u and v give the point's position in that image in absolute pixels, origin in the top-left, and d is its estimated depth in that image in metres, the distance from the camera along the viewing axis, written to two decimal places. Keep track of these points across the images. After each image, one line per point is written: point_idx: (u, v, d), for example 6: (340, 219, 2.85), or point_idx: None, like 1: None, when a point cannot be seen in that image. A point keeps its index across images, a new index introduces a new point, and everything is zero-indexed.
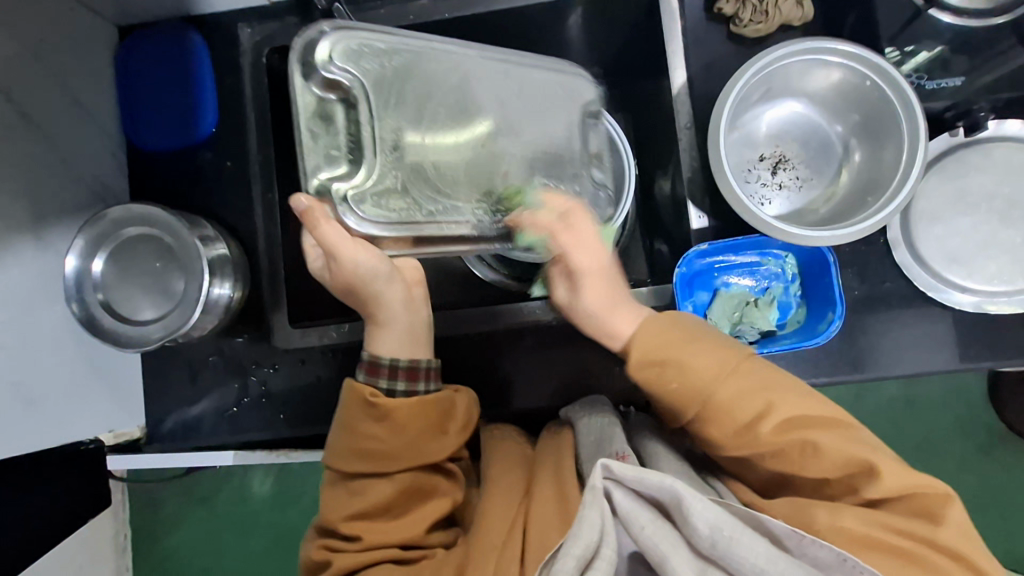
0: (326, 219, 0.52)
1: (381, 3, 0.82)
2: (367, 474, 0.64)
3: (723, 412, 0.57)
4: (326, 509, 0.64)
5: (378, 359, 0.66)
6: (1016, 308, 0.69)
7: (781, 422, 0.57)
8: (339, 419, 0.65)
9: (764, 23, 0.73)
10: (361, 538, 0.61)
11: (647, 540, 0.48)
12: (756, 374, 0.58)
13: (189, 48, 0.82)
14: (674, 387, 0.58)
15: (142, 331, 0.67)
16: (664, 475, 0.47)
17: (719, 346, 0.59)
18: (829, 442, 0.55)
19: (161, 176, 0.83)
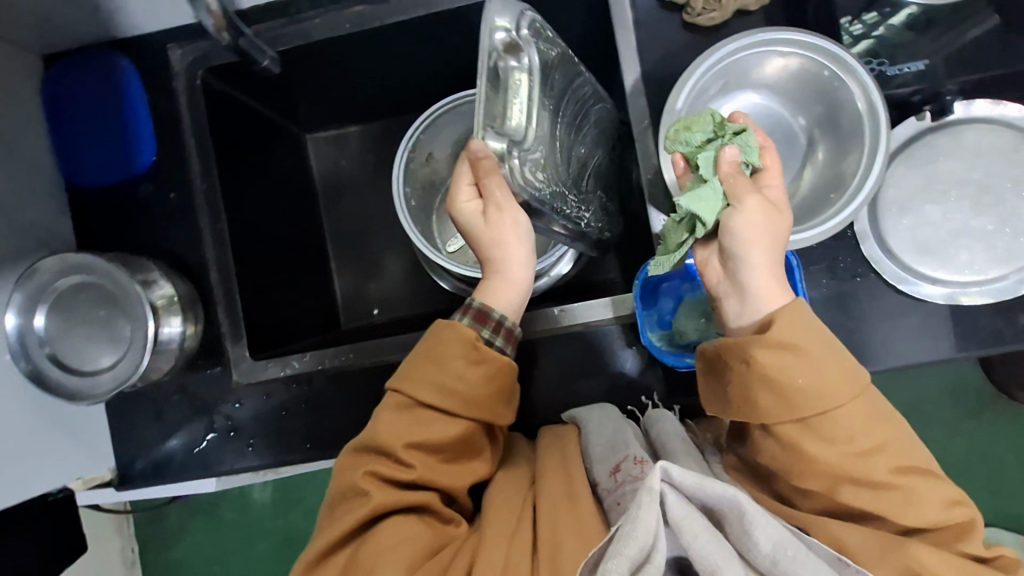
0: (494, 170, 0.55)
1: (317, 12, 0.78)
2: (436, 408, 0.64)
3: (836, 431, 0.55)
4: (382, 431, 0.63)
5: (489, 310, 0.66)
6: (991, 299, 0.65)
7: (891, 459, 0.56)
8: (428, 350, 0.65)
9: (718, 11, 0.69)
10: (414, 469, 0.62)
11: (701, 550, 0.48)
12: (871, 408, 0.57)
13: (120, 74, 0.78)
14: (798, 395, 0.55)
15: (91, 381, 0.65)
16: (727, 485, 0.49)
17: (855, 368, 0.56)
18: (927, 490, 0.55)
19: (103, 210, 0.80)
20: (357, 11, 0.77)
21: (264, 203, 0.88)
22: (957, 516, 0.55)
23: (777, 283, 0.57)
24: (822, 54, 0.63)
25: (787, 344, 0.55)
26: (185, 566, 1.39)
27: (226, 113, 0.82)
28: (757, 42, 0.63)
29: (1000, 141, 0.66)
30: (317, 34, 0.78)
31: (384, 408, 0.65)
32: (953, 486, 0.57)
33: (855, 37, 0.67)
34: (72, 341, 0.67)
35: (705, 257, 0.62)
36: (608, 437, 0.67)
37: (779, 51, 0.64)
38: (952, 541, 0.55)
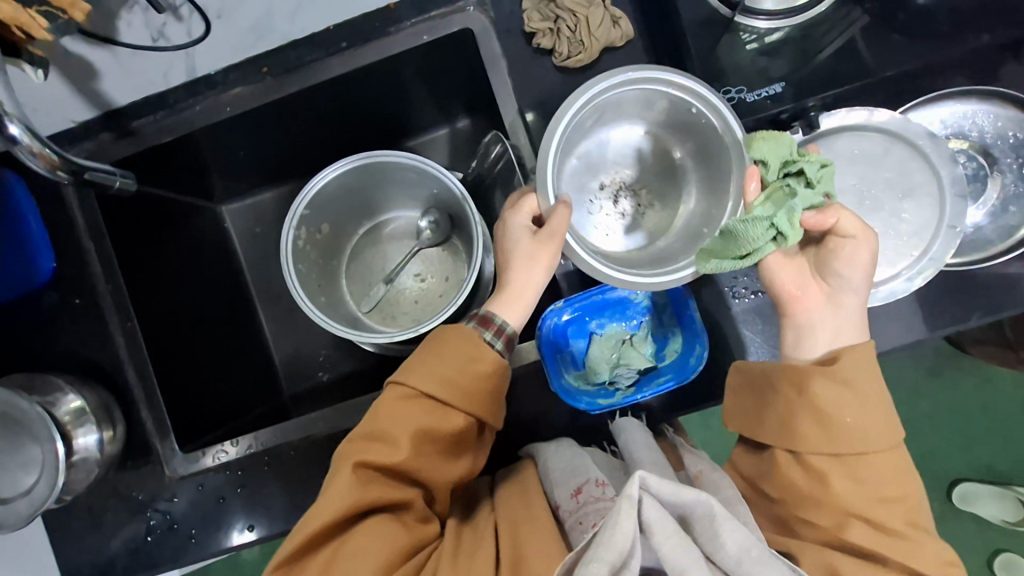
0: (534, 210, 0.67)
1: (194, 100, 0.77)
2: (437, 399, 0.62)
3: (866, 473, 0.54)
4: (379, 422, 0.61)
5: (492, 313, 0.66)
6: (884, 301, 0.66)
7: (908, 510, 0.54)
8: (440, 339, 0.64)
9: (584, 52, 0.70)
10: (406, 460, 0.60)
11: (672, 556, 0.44)
12: (901, 463, 0.56)
13: (3, 188, 0.77)
14: (843, 432, 0.55)
15: (7, 509, 0.65)
16: (701, 490, 0.46)
17: (895, 420, 0.56)
18: (935, 546, 0.53)
19: (9, 326, 0.79)
20: (235, 93, 0.77)
21: (183, 289, 0.88)
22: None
23: (860, 327, 0.61)
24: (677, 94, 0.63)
25: (848, 377, 0.56)
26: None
27: (124, 210, 0.81)
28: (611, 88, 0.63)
29: (868, 145, 0.67)
30: (198, 121, 0.77)
31: (388, 395, 0.63)
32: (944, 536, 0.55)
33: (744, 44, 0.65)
34: None
35: (796, 283, 0.62)
36: (569, 465, 0.65)
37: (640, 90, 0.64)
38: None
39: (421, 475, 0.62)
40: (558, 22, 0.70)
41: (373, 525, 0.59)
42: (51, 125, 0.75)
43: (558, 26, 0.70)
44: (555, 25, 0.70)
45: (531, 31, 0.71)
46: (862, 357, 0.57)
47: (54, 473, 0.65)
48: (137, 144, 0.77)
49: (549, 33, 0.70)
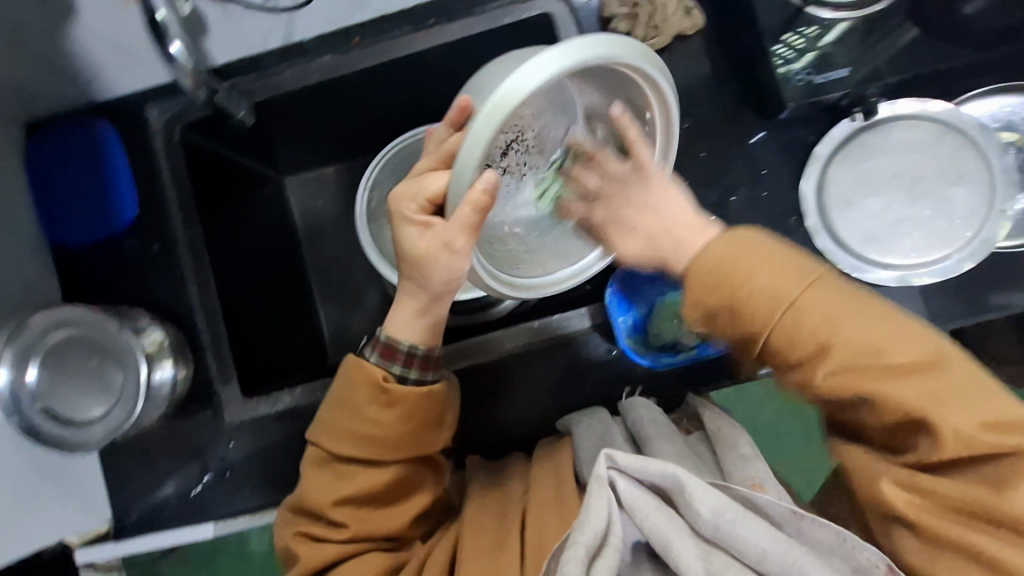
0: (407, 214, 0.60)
1: (285, 65, 0.82)
2: (353, 459, 0.65)
3: (800, 343, 0.52)
4: (308, 490, 0.66)
5: (396, 342, 0.66)
6: (937, 278, 0.70)
7: (842, 366, 0.52)
8: (337, 398, 0.66)
9: (658, 37, 0.76)
10: (349, 524, 0.63)
11: (653, 526, 0.54)
12: (825, 303, 0.52)
13: (99, 136, 0.82)
14: (747, 309, 0.53)
15: (85, 433, 0.68)
16: (665, 467, 0.55)
17: (789, 270, 0.53)
18: (900, 393, 0.50)
19: (87, 266, 0.82)
20: (324, 61, 0.81)
21: (250, 251, 0.90)
22: (926, 417, 0.50)
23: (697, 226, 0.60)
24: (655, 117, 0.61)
25: (712, 280, 0.54)
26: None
27: (205, 166, 0.85)
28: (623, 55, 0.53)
29: (924, 135, 0.71)
30: (287, 84, 0.81)
31: (307, 465, 0.67)
32: (936, 355, 0.51)
33: (811, 42, 0.72)
34: (62, 394, 0.70)
35: (629, 201, 0.61)
36: (598, 433, 0.70)
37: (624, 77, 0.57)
38: (929, 455, 0.50)
39: (378, 529, 0.64)
40: (636, 9, 0.76)
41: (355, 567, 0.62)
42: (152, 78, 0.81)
43: (635, 12, 0.76)
44: (634, 12, 0.76)
45: (609, 17, 0.77)
46: (726, 245, 0.55)
47: (134, 399, 0.69)
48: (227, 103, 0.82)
49: (626, 19, 0.76)
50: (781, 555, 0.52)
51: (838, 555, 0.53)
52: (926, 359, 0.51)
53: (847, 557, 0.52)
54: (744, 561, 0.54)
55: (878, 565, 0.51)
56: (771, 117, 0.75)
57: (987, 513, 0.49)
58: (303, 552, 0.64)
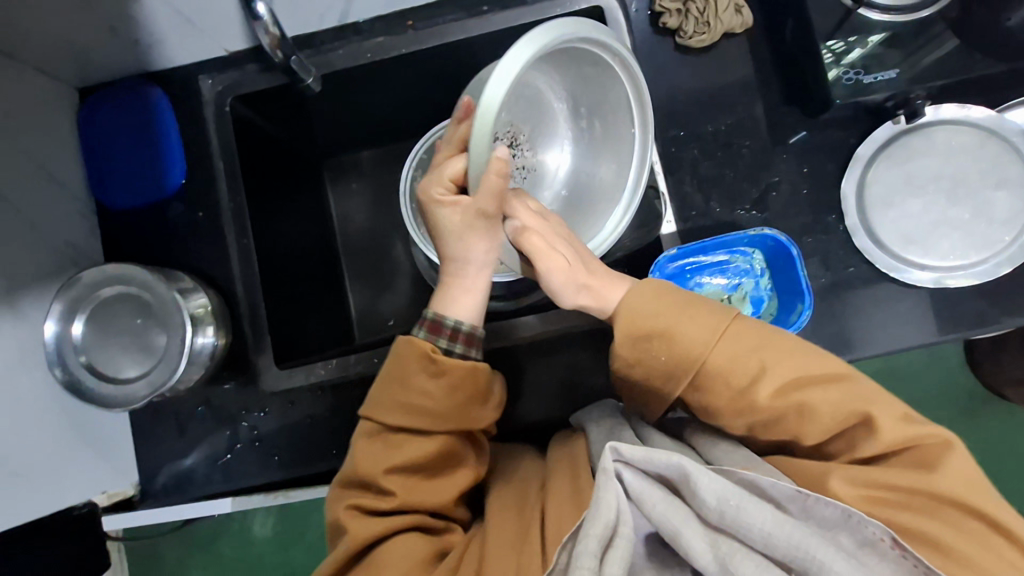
0: (439, 199, 0.60)
1: (339, 44, 0.84)
2: (403, 429, 0.64)
3: (721, 375, 0.57)
4: (359, 461, 0.64)
5: (442, 319, 0.65)
6: (973, 281, 0.73)
7: (778, 384, 0.56)
8: (389, 370, 0.65)
9: (707, 33, 0.78)
10: (396, 494, 0.62)
11: (660, 514, 0.50)
12: (748, 333, 0.58)
13: (151, 103, 0.83)
14: (678, 345, 0.58)
15: (128, 391, 0.68)
16: (670, 454, 0.50)
17: (710, 308, 0.59)
18: (820, 400, 0.55)
19: (132, 230, 0.84)
20: (377, 42, 0.83)
21: (290, 228, 0.91)
22: (862, 412, 0.54)
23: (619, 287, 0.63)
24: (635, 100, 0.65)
25: (641, 323, 0.58)
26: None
27: (253, 140, 0.86)
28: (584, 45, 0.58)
29: (966, 140, 0.75)
30: (341, 63, 0.83)
31: (359, 437, 0.66)
32: (844, 369, 0.57)
33: (844, 52, 0.73)
34: (106, 351, 0.70)
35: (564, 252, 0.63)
36: (605, 427, 0.66)
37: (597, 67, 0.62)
38: (865, 448, 0.54)
39: (424, 502, 0.63)
40: (688, 4, 0.77)
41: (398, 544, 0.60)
42: (207, 50, 0.83)
43: (686, 7, 0.77)
44: (684, 7, 0.77)
45: (659, 12, 0.79)
46: (658, 289, 0.60)
47: (177, 359, 0.69)
48: (278, 78, 0.83)
49: (676, 13, 0.78)
50: (788, 536, 0.47)
51: (845, 530, 0.49)
52: (839, 372, 0.56)
53: (853, 533, 0.48)
54: (754, 549, 0.49)
55: (883, 539, 0.47)
56: (814, 116, 0.78)
57: (927, 496, 0.51)
58: (352, 525, 0.62)
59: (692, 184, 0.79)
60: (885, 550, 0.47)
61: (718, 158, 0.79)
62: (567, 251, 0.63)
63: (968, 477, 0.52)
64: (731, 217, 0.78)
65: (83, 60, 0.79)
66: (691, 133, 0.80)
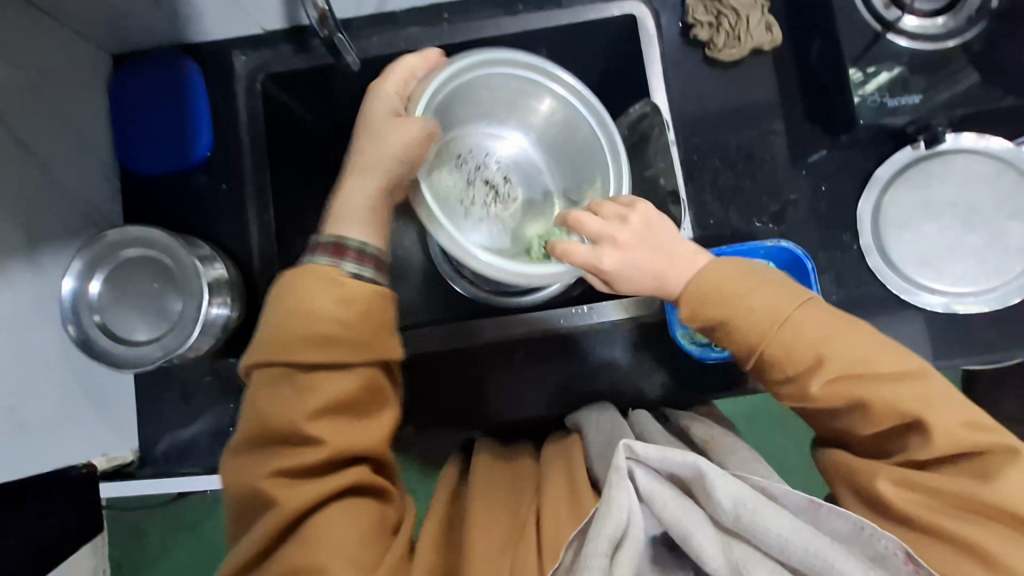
0: (382, 88, 0.66)
1: (374, 31, 0.85)
2: (318, 366, 0.56)
3: (783, 359, 0.54)
4: (270, 412, 0.55)
5: (344, 240, 0.60)
6: (982, 307, 0.75)
7: (836, 375, 0.53)
8: (280, 301, 0.56)
9: (737, 47, 0.79)
10: (321, 445, 0.55)
11: (673, 516, 0.48)
12: (815, 319, 0.54)
13: (183, 74, 0.84)
14: (743, 326, 0.54)
15: (141, 352, 0.68)
16: (686, 452, 0.49)
17: (780, 290, 0.55)
18: (884, 397, 0.52)
19: (155, 198, 0.85)
20: (411, 33, 0.84)
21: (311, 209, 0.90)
22: (917, 415, 0.51)
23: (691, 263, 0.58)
24: (546, 76, 0.69)
25: (703, 301, 0.56)
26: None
27: (281, 120, 0.87)
28: (453, 72, 0.66)
29: (984, 169, 0.77)
30: (374, 50, 0.84)
31: (258, 386, 0.56)
32: (916, 366, 0.53)
33: (860, 84, 0.73)
34: (121, 312, 0.71)
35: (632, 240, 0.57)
36: (607, 429, 0.69)
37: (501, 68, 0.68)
38: (918, 453, 0.52)
39: (350, 451, 0.56)
40: (719, 18, 0.79)
41: (333, 517, 0.54)
42: (243, 26, 0.83)
43: (717, 21, 0.79)
44: (716, 21, 0.79)
45: (690, 24, 0.81)
46: (727, 268, 0.57)
47: (192, 326, 0.70)
48: (312, 60, 0.84)
49: (708, 27, 0.80)
50: (805, 546, 0.46)
51: (855, 542, 0.48)
52: (908, 369, 0.53)
53: (864, 545, 0.48)
54: (766, 554, 0.47)
55: (897, 554, 0.47)
56: (836, 135, 0.80)
57: (975, 503, 0.49)
58: (277, 496, 0.54)
59: (711, 193, 0.80)
60: (897, 565, 0.47)
61: (739, 170, 0.81)
62: (634, 240, 0.57)
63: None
64: (747, 229, 0.80)
65: (121, 26, 0.80)
66: (714, 144, 0.81)
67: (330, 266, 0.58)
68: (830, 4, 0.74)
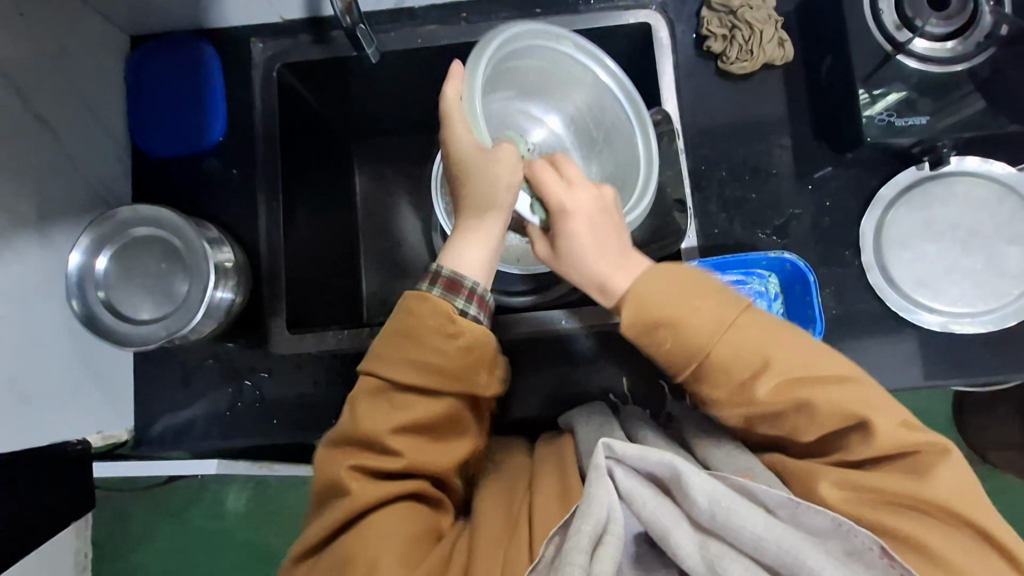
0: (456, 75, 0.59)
1: (393, 27, 0.85)
2: (414, 387, 0.60)
3: (724, 363, 0.55)
4: (362, 417, 0.60)
5: (461, 277, 0.62)
6: (978, 329, 0.76)
7: (783, 379, 0.55)
8: (397, 320, 0.60)
9: (750, 61, 0.80)
10: (402, 455, 0.59)
11: (649, 513, 0.50)
12: (757, 326, 0.56)
13: (200, 58, 0.84)
14: (689, 330, 0.55)
15: (143, 331, 0.68)
16: (664, 451, 0.50)
17: (717, 296, 0.57)
18: (832, 398, 0.54)
19: (165, 179, 0.85)
20: (429, 30, 0.85)
21: (316, 199, 0.90)
22: (861, 416, 0.53)
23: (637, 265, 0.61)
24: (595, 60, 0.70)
25: (653, 306, 0.56)
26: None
27: (296, 110, 0.87)
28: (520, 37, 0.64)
29: (986, 193, 0.78)
30: (392, 46, 0.84)
31: (359, 394, 0.61)
32: (851, 369, 0.56)
33: (868, 105, 0.74)
34: (127, 291, 0.71)
35: (583, 214, 0.60)
36: (596, 427, 0.69)
37: (548, 51, 0.68)
38: (857, 453, 0.54)
39: (425, 465, 0.60)
40: (733, 31, 0.80)
41: (394, 516, 0.57)
42: (263, 15, 0.84)
43: (732, 34, 0.80)
44: (730, 34, 0.80)
45: (704, 36, 0.82)
46: (661, 276, 0.57)
47: (196, 308, 0.70)
48: (329, 52, 0.84)
49: (721, 39, 0.81)
50: (779, 542, 0.46)
51: (833, 540, 0.48)
52: (845, 372, 0.55)
53: (844, 541, 0.47)
54: (744, 552, 0.47)
55: (873, 549, 0.47)
56: (842, 152, 0.81)
57: (911, 502, 0.51)
58: (354, 489, 0.58)
59: (717, 203, 0.81)
60: (874, 561, 0.47)
61: (745, 182, 0.82)
62: (587, 217, 0.60)
63: (958, 484, 0.51)
64: (751, 239, 0.81)
65: (141, 8, 0.80)
66: (722, 155, 0.82)
67: (443, 300, 0.60)
68: (844, 24, 0.75)
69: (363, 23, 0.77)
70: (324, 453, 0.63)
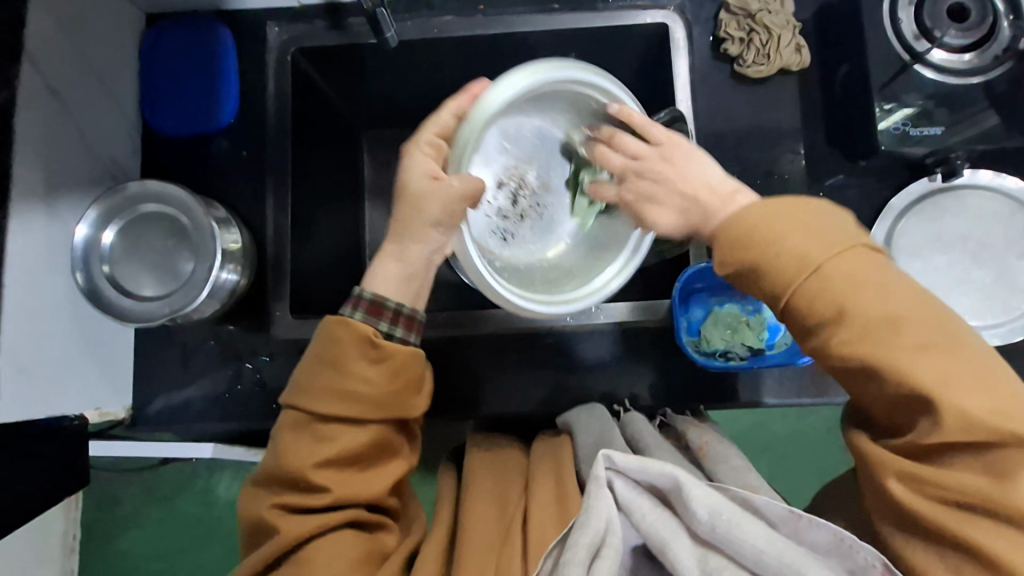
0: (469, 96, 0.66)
1: (410, 15, 0.84)
2: (337, 418, 0.60)
3: (810, 306, 0.50)
4: (286, 453, 0.60)
5: (383, 300, 0.64)
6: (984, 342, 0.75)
7: (859, 332, 0.49)
8: (317, 353, 0.61)
9: (766, 65, 0.80)
10: (327, 489, 0.59)
11: (649, 527, 0.49)
12: (852, 269, 0.49)
13: (215, 39, 0.84)
14: (778, 261, 0.50)
15: (147, 308, 0.68)
16: (664, 462, 0.49)
17: (817, 230, 0.51)
18: (922, 368, 0.47)
19: (174, 158, 0.85)
20: (445, 20, 0.84)
21: (325, 186, 0.90)
22: (935, 396, 0.46)
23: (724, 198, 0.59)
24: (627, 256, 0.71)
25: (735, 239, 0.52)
26: (126, 563, 1.15)
27: (309, 95, 0.87)
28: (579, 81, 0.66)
29: (997, 207, 0.78)
30: (408, 35, 0.84)
31: (284, 428, 0.61)
32: (956, 337, 0.48)
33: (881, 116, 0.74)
34: (133, 268, 0.71)
35: (653, 193, 0.63)
36: (596, 431, 0.68)
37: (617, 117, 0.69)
38: (927, 439, 0.47)
39: (356, 494, 0.60)
40: (751, 35, 0.80)
41: (326, 548, 0.57)
42: None
43: (749, 38, 0.81)
44: (747, 37, 0.81)
45: (722, 38, 0.82)
46: (756, 211, 0.52)
47: (201, 288, 0.69)
48: (345, 39, 0.84)
49: (739, 42, 0.81)
50: (780, 555, 0.45)
51: (835, 556, 0.48)
52: (941, 341, 0.48)
53: (845, 559, 0.47)
54: (743, 566, 0.47)
55: (876, 565, 0.46)
56: (854, 161, 0.81)
57: (990, 504, 0.45)
58: (283, 524, 0.58)
59: None
60: None
61: (756, 186, 0.81)
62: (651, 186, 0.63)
63: None
64: None
65: None
66: (734, 158, 0.82)
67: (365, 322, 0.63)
68: (863, 32, 0.75)
69: (383, 8, 0.76)
70: (250, 489, 0.62)
